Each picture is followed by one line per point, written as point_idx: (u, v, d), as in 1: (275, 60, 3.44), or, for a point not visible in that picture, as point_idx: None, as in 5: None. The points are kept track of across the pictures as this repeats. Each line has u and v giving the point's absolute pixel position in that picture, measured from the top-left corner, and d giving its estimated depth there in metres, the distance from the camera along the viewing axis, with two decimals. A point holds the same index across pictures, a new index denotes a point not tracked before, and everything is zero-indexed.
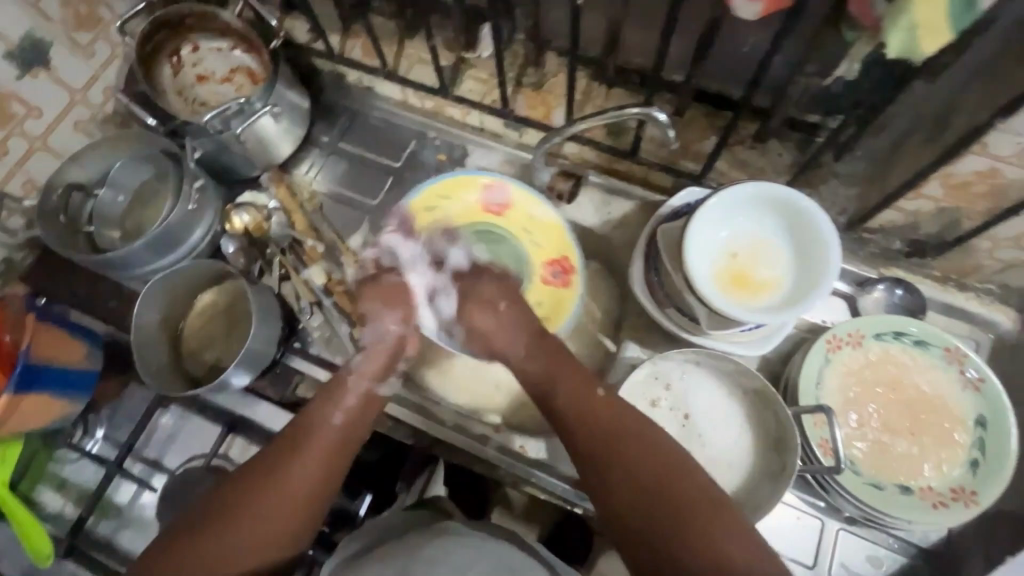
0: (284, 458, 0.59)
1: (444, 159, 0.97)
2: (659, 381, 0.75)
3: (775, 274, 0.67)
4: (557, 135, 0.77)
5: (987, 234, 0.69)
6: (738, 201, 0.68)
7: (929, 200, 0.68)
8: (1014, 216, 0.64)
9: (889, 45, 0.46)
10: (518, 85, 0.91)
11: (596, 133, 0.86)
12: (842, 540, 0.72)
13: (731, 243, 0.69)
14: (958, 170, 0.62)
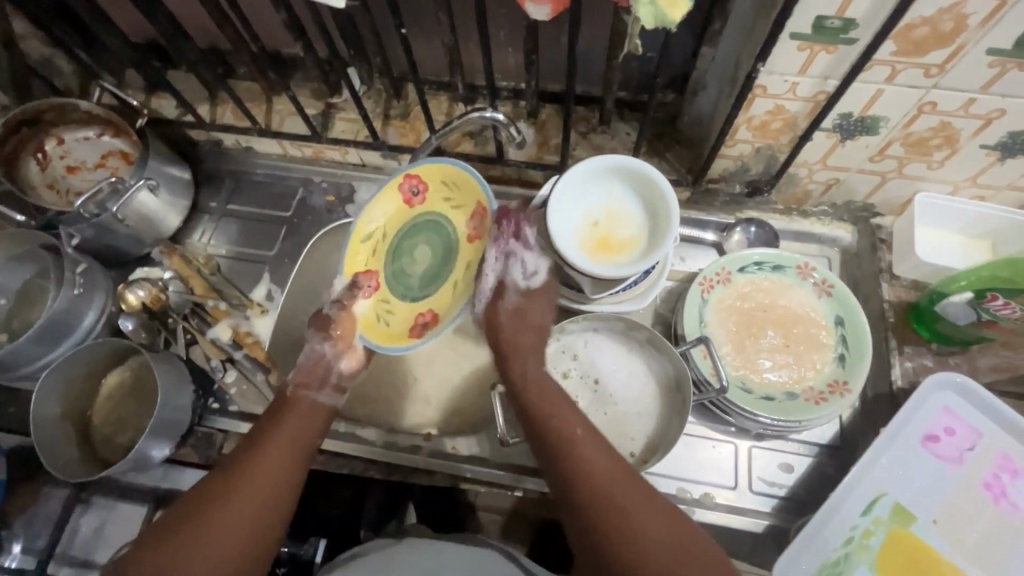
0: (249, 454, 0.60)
1: (333, 199, 1.02)
2: (560, 351, 0.81)
3: (632, 232, 0.76)
4: (421, 152, 0.82)
5: (800, 162, 0.80)
6: (585, 177, 0.76)
7: (745, 143, 0.79)
8: (811, 141, 0.75)
9: (644, 19, 0.55)
10: (386, 117, 0.97)
11: (465, 146, 0.93)
12: (756, 458, 0.80)
13: (589, 214, 0.77)
14: (754, 112, 0.74)
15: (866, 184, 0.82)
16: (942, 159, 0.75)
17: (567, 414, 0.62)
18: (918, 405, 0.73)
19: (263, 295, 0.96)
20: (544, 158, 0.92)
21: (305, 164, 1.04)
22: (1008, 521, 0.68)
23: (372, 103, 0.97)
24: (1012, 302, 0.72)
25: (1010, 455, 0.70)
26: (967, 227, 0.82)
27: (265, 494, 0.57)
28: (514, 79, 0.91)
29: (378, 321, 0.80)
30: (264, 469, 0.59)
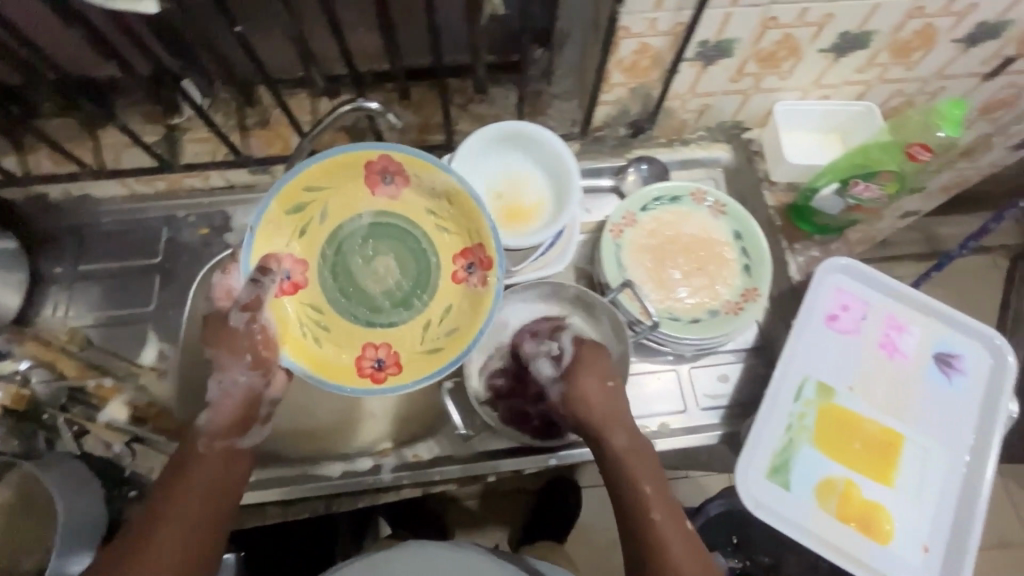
0: (155, 516, 0.57)
1: (206, 232, 0.91)
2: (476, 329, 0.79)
3: (537, 196, 0.77)
4: (297, 156, 0.75)
5: (671, 94, 0.84)
6: (480, 151, 0.77)
7: (620, 86, 0.81)
8: (677, 72, 0.79)
9: None
10: (244, 129, 0.86)
11: (346, 143, 0.88)
12: (693, 376, 0.85)
13: (490, 187, 0.78)
14: (622, 55, 0.75)
15: (730, 104, 0.88)
16: (790, 68, 0.81)
17: (654, 485, 0.64)
18: (813, 294, 0.83)
19: (153, 358, 0.85)
20: (428, 139, 0.89)
21: (160, 199, 0.91)
22: (904, 369, 0.80)
23: (223, 116, 0.86)
24: (874, 181, 0.83)
25: (893, 313, 0.83)
26: (823, 125, 0.90)
27: (174, 547, 0.55)
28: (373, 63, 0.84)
29: (307, 342, 0.70)
30: (169, 526, 0.56)
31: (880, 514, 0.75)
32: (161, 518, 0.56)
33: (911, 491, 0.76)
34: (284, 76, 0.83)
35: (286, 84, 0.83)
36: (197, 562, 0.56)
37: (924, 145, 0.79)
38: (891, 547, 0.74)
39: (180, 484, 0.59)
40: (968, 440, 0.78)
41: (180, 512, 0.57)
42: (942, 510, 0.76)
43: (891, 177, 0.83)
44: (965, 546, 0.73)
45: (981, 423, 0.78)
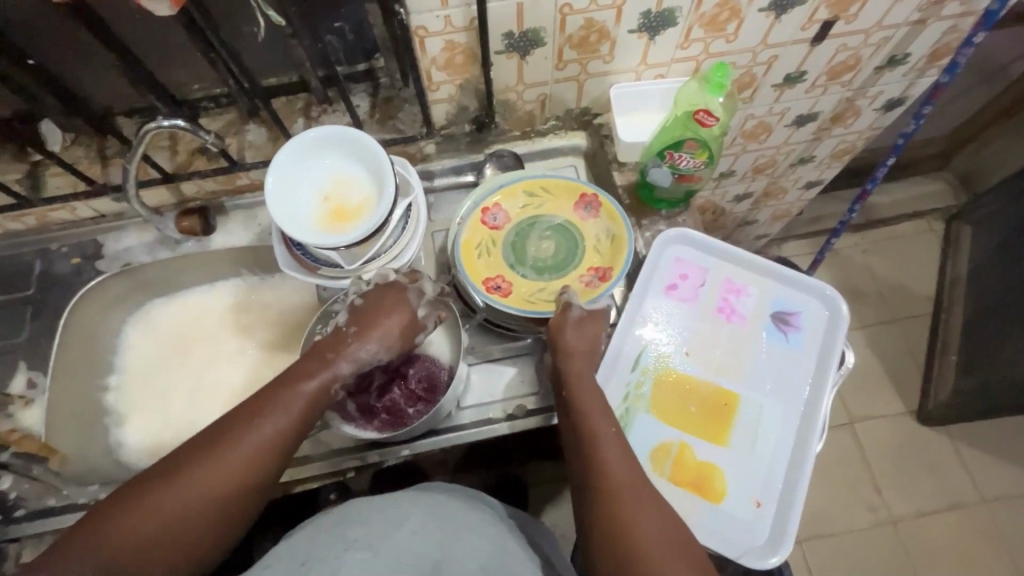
0: (212, 452, 0.52)
1: (81, 261, 0.82)
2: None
3: (346, 190, 0.67)
4: (130, 162, 0.66)
5: (619, 69, 0.77)
6: (306, 152, 0.66)
7: (572, 65, 0.74)
8: (625, 47, 0.73)
9: None
10: (104, 159, 0.79)
11: (199, 164, 0.79)
12: (620, 348, 0.67)
13: (318, 189, 0.66)
14: (569, 31, 0.68)
15: (682, 75, 0.80)
16: (735, 31, 0.74)
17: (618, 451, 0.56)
18: (682, 273, 0.71)
19: (22, 386, 0.76)
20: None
21: (36, 232, 0.81)
22: (738, 332, 0.68)
23: (83, 149, 0.80)
24: (682, 152, 0.70)
25: (732, 276, 0.71)
26: (666, 103, 0.81)
27: (208, 493, 0.50)
28: (287, 72, 0.79)
29: (478, 251, 0.76)
30: (215, 469, 0.51)
31: (714, 474, 0.61)
32: (214, 455, 0.52)
33: (744, 451, 0.63)
34: (130, 109, 0.78)
35: (135, 116, 0.78)
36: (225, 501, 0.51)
37: (708, 109, 0.66)
38: (725, 507, 0.60)
39: (247, 433, 0.53)
40: (804, 394, 0.65)
41: (230, 457, 0.52)
42: (773, 466, 0.62)
43: (698, 145, 0.69)
44: (794, 502, 0.60)
45: (816, 380, 0.66)
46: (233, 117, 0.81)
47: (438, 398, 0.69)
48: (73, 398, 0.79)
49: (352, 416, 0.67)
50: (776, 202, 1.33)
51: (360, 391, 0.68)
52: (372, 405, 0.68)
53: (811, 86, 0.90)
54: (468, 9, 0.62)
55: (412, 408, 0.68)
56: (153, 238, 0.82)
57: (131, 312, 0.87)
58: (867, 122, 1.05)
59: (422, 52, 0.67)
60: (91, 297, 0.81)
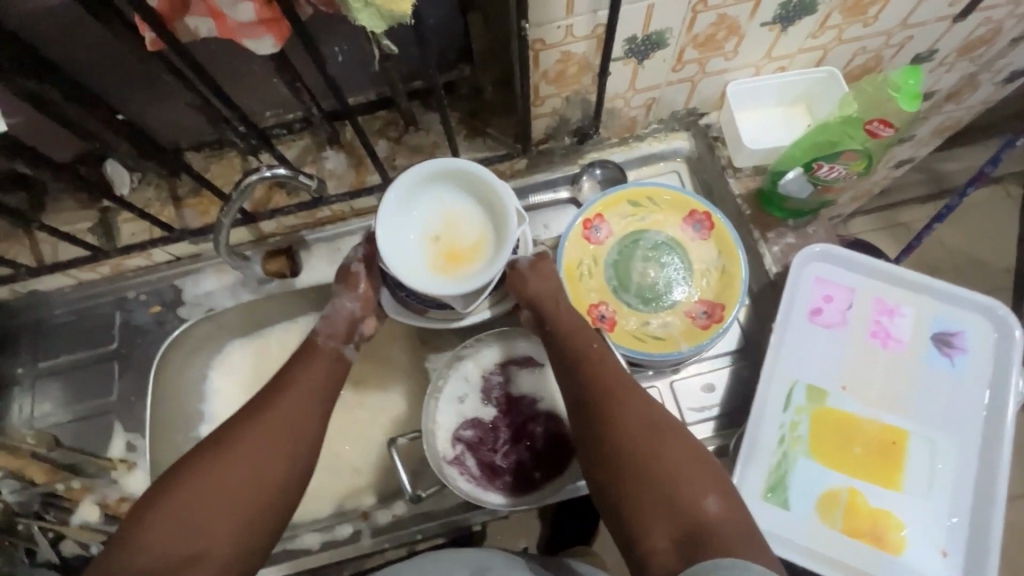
0: (239, 432, 0.54)
1: (160, 309, 0.76)
2: (485, 399, 0.66)
3: (469, 230, 0.59)
4: (223, 216, 0.60)
5: (740, 65, 0.68)
6: (413, 187, 0.59)
7: (691, 64, 0.66)
8: (753, 41, 0.64)
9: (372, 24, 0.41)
10: (177, 200, 0.73)
11: (278, 199, 0.73)
12: (770, 385, 0.62)
13: (427, 229, 0.59)
14: (697, 29, 0.60)
15: (807, 67, 0.71)
16: (876, 15, 0.65)
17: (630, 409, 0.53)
18: (826, 294, 0.65)
19: (122, 449, 0.72)
20: (366, 181, 0.74)
21: (113, 281, 0.76)
22: (898, 360, 0.62)
23: (153, 190, 0.74)
24: (836, 163, 0.63)
25: (882, 295, 0.65)
26: (786, 97, 0.73)
27: (240, 476, 0.51)
28: (366, 90, 0.72)
29: (581, 275, 0.69)
30: (242, 451, 0.52)
31: (890, 521, 0.57)
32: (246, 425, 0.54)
33: (921, 493, 0.58)
34: (200, 143, 0.72)
35: (205, 150, 0.72)
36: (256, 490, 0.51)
37: (884, 119, 0.59)
38: (906, 558, 0.56)
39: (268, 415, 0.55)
40: (979, 427, 0.60)
41: (239, 451, 0.52)
42: (953, 507, 0.57)
43: (856, 156, 0.62)
44: (987, 550, 0.55)
45: (992, 409, 0.60)
46: (310, 142, 0.74)
47: (566, 464, 0.62)
48: (166, 456, 0.75)
49: (472, 473, 0.63)
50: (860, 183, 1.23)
51: (484, 446, 0.64)
52: (496, 465, 0.63)
53: (937, 65, 0.80)
54: (595, 16, 0.54)
55: (539, 472, 0.62)
56: (234, 280, 0.77)
57: (212, 358, 0.82)
58: (982, 96, 0.95)
59: (534, 65, 0.60)
60: (174, 349, 0.76)
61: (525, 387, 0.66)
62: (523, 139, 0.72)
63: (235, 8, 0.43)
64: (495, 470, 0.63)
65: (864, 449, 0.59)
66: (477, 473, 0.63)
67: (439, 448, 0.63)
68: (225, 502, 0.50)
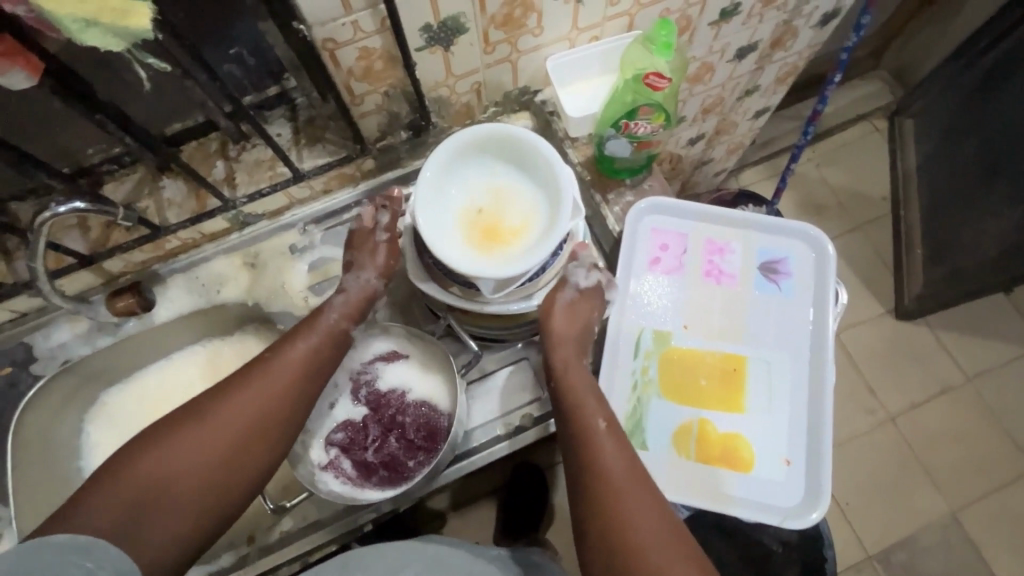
0: (225, 398, 0.54)
1: (12, 370, 0.73)
2: (354, 400, 0.68)
3: (522, 213, 0.60)
4: (29, 257, 0.58)
5: (552, 39, 0.71)
6: (465, 155, 0.61)
7: (502, 43, 0.68)
8: (554, 14, 0.66)
9: (114, 45, 0.41)
10: (8, 254, 0.70)
11: (118, 237, 0.71)
12: (618, 336, 0.65)
13: (472, 202, 0.60)
14: (491, 10, 0.62)
15: (619, 32, 0.74)
16: None
17: (635, 486, 0.50)
18: (663, 243, 0.69)
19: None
20: (208, 205, 0.72)
21: None
22: (731, 292, 0.67)
23: None
24: (639, 120, 0.66)
25: (712, 236, 0.69)
26: (608, 64, 0.75)
27: (207, 453, 0.51)
28: (189, 113, 0.70)
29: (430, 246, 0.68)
30: (225, 424, 0.53)
31: (738, 443, 0.61)
32: (226, 403, 0.54)
33: (763, 411, 0.62)
34: (20, 191, 0.68)
35: (31, 197, 0.69)
36: (220, 470, 0.51)
37: (658, 73, 0.61)
38: (756, 473, 0.60)
39: (253, 392, 0.55)
40: (807, 341, 0.64)
41: (218, 424, 0.52)
42: (794, 420, 0.62)
43: (653, 108, 0.65)
44: (823, 451, 0.60)
45: (816, 324, 0.65)
46: (145, 173, 0.72)
47: (438, 446, 0.64)
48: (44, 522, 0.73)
49: (348, 474, 0.64)
50: (729, 136, 1.30)
51: (355, 445, 0.65)
52: (369, 461, 0.64)
53: (748, 16, 0.86)
54: (376, 10, 0.55)
55: (412, 460, 0.64)
56: (88, 326, 0.74)
57: (86, 411, 0.80)
58: (806, 40, 1.02)
59: (336, 65, 0.60)
60: (35, 408, 0.73)
61: (390, 379, 0.68)
62: (360, 140, 0.73)
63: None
64: (366, 467, 0.64)
65: (706, 380, 0.63)
66: (349, 472, 0.64)
67: (311, 456, 0.64)
68: (183, 476, 0.49)
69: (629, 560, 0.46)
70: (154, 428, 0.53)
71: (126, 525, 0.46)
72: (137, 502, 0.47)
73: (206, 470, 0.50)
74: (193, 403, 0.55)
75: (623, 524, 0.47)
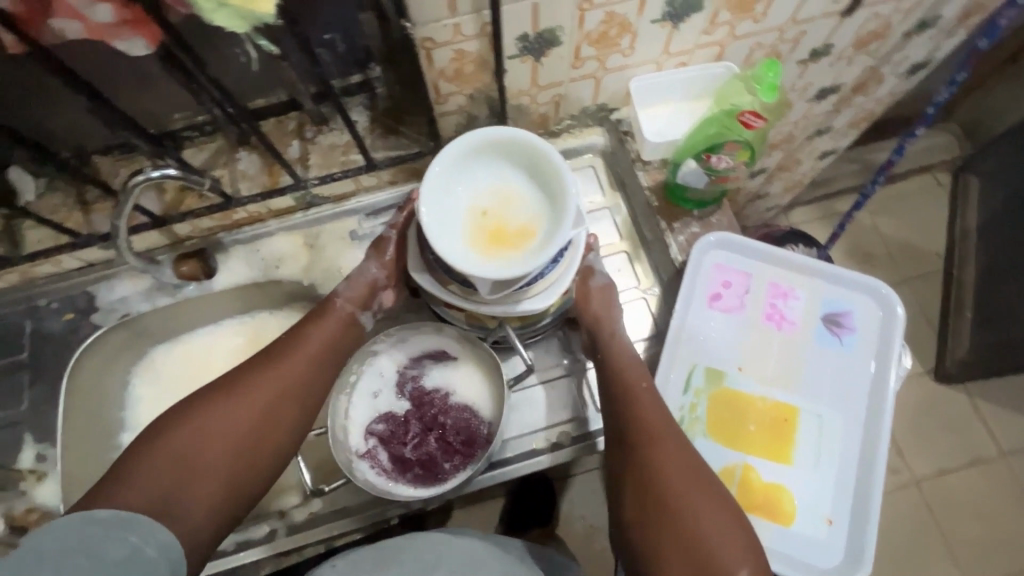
0: (255, 372, 0.57)
1: (73, 316, 0.75)
2: (398, 392, 0.68)
3: (526, 218, 0.56)
4: (115, 214, 0.61)
5: (640, 62, 0.70)
6: (472, 153, 0.57)
7: (591, 60, 0.67)
8: (648, 37, 0.66)
9: (235, 26, 0.42)
10: (85, 205, 0.72)
11: (190, 202, 0.73)
12: (670, 365, 0.64)
13: (477, 201, 0.57)
14: (588, 27, 0.61)
15: (708, 61, 0.73)
16: (765, 12, 0.67)
17: (666, 445, 0.56)
18: (725, 280, 0.68)
19: (31, 460, 0.71)
20: (279, 182, 0.74)
21: (20, 290, 0.75)
22: (790, 340, 0.65)
23: (60, 196, 0.72)
24: (722, 154, 0.67)
25: (777, 280, 0.68)
26: (690, 93, 0.74)
27: (243, 421, 0.53)
28: (274, 91, 0.71)
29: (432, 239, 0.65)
30: (256, 396, 0.55)
31: (780, 495, 0.60)
32: (256, 378, 0.57)
33: (811, 465, 0.61)
34: (106, 147, 0.70)
35: (114, 154, 0.71)
36: (253, 440, 0.53)
37: (755, 111, 0.64)
38: (795, 528, 0.59)
39: (281, 368, 0.58)
40: (864, 401, 0.63)
41: (249, 397, 0.55)
42: (840, 479, 0.61)
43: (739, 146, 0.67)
44: (868, 517, 0.59)
45: (875, 384, 0.63)
46: (224, 144, 0.74)
47: (475, 452, 0.64)
48: (84, 467, 0.75)
49: (384, 467, 0.65)
50: (789, 174, 1.27)
51: (396, 439, 0.66)
52: (407, 457, 0.65)
53: (836, 59, 0.84)
54: (480, 15, 0.56)
55: (448, 462, 0.64)
56: (150, 284, 0.76)
57: (134, 364, 0.82)
58: (888, 88, 0.99)
59: (429, 64, 0.61)
60: (87, 357, 0.76)
61: (435, 378, 0.68)
62: (434, 137, 0.73)
63: (93, 9, 0.44)
64: (404, 462, 0.65)
65: (755, 426, 0.62)
66: (386, 463, 0.65)
67: (351, 442, 0.65)
68: (220, 445, 0.52)
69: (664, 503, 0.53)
70: (186, 401, 0.55)
71: (172, 492, 0.48)
72: (181, 467, 0.49)
73: (231, 442, 0.52)
74: (222, 379, 0.57)
75: (658, 473, 0.54)
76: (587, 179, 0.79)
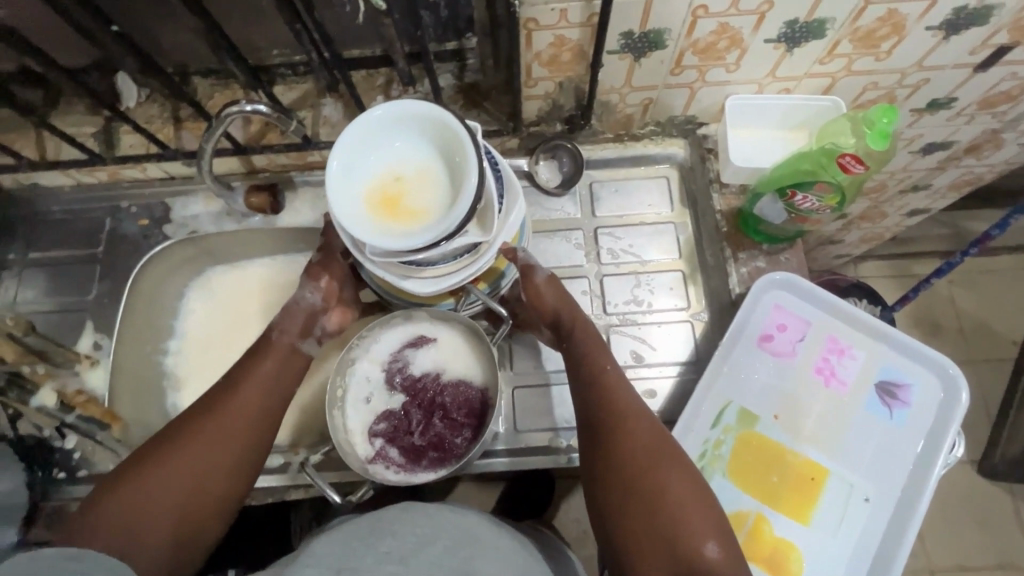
0: (206, 411, 0.59)
1: (148, 223, 0.80)
2: (390, 389, 0.68)
3: (427, 200, 0.54)
4: (204, 138, 0.63)
5: (742, 80, 0.67)
6: (406, 119, 0.55)
7: (692, 69, 0.65)
8: (757, 56, 0.62)
9: None
10: (178, 121, 0.76)
11: (271, 136, 0.75)
12: (700, 403, 0.62)
13: (394, 166, 0.55)
14: (697, 36, 0.59)
15: (813, 92, 0.69)
16: (890, 50, 0.62)
17: (635, 430, 0.57)
18: (780, 323, 0.65)
19: (89, 346, 0.77)
20: None
21: (108, 189, 0.80)
22: (835, 400, 0.62)
23: (157, 107, 0.76)
24: (809, 193, 0.64)
25: (836, 335, 0.64)
26: (787, 122, 0.70)
27: (195, 463, 0.55)
28: (369, 44, 0.72)
29: None
30: (205, 436, 0.57)
31: (792, 554, 0.58)
32: (207, 418, 0.58)
33: (829, 531, 0.59)
34: (206, 70, 0.74)
35: (211, 78, 0.74)
36: (205, 478, 0.55)
37: (857, 156, 0.60)
38: None
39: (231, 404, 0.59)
40: (899, 478, 0.60)
41: (199, 439, 0.57)
42: (860, 549, 0.58)
43: (830, 189, 0.63)
44: None
45: (916, 462, 0.60)
46: (312, 87, 0.75)
47: (482, 427, 0.65)
48: (133, 362, 0.80)
49: (397, 462, 0.65)
50: (870, 225, 1.20)
51: (400, 432, 0.66)
52: (417, 444, 0.65)
53: (956, 114, 0.77)
54: (589, 5, 0.54)
55: (459, 437, 0.65)
56: (220, 208, 0.80)
57: (192, 278, 0.86)
58: (1007, 155, 0.91)
59: (527, 45, 0.60)
60: (153, 264, 0.80)
61: (427, 363, 0.68)
62: (514, 118, 0.72)
63: None
64: (410, 448, 0.65)
65: (775, 479, 0.60)
66: (396, 446, 0.66)
67: (358, 450, 0.66)
68: (172, 489, 0.54)
69: (635, 493, 0.53)
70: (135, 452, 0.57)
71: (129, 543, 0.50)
72: (137, 513, 0.52)
73: (180, 486, 0.54)
74: (169, 426, 0.59)
75: (634, 460, 0.55)
76: (660, 190, 0.76)
